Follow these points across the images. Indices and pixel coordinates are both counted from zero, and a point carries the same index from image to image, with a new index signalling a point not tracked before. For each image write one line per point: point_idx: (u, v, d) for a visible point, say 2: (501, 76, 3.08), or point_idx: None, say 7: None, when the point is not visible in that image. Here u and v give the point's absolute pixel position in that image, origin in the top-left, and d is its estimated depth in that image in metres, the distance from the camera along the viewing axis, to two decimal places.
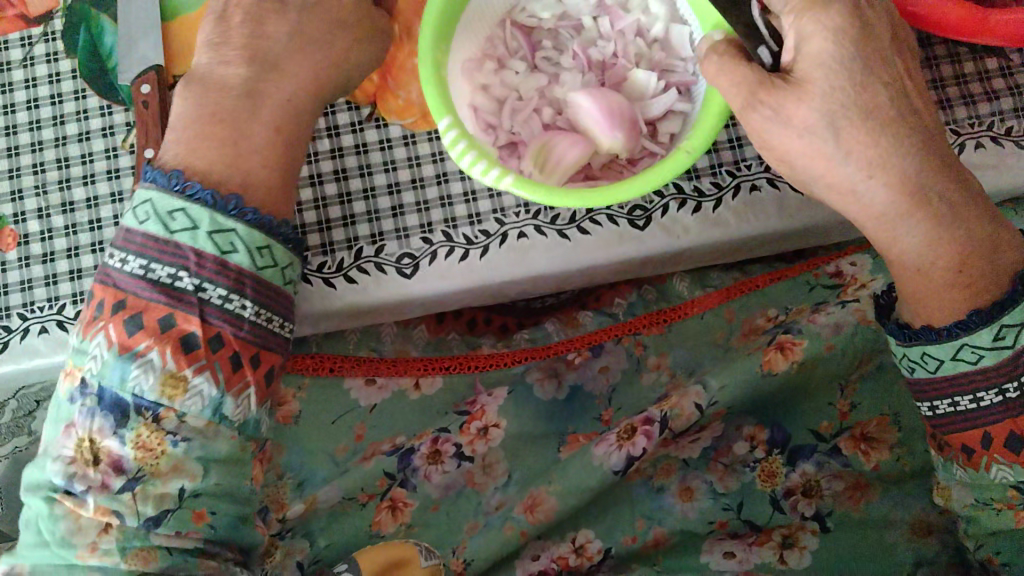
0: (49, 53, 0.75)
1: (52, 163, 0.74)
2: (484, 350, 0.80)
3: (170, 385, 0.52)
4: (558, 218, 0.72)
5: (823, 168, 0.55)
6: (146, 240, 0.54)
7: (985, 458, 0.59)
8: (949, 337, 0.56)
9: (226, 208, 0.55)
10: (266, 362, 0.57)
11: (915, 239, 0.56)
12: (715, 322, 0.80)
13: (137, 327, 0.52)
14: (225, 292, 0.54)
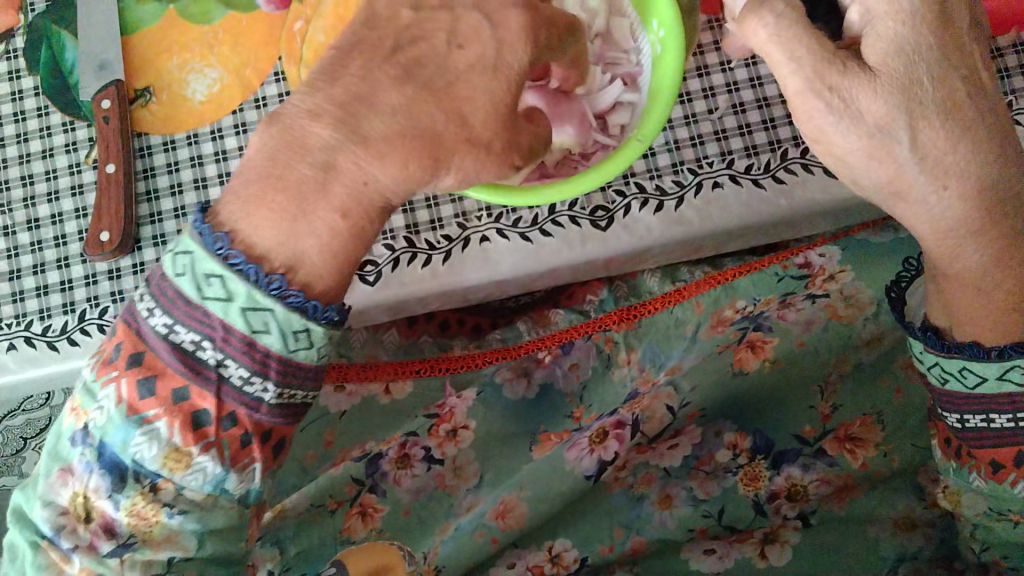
0: (12, 71, 0.75)
1: (17, 181, 0.74)
2: (455, 352, 0.79)
3: (172, 458, 0.50)
4: (520, 221, 0.72)
5: (889, 172, 0.52)
6: (178, 297, 0.49)
7: (1012, 474, 0.62)
8: (1001, 357, 0.56)
9: (268, 287, 0.48)
10: (279, 434, 0.53)
11: (982, 258, 0.55)
12: (685, 316, 0.79)
13: (149, 392, 0.49)
14: (250, 374, 0.49)
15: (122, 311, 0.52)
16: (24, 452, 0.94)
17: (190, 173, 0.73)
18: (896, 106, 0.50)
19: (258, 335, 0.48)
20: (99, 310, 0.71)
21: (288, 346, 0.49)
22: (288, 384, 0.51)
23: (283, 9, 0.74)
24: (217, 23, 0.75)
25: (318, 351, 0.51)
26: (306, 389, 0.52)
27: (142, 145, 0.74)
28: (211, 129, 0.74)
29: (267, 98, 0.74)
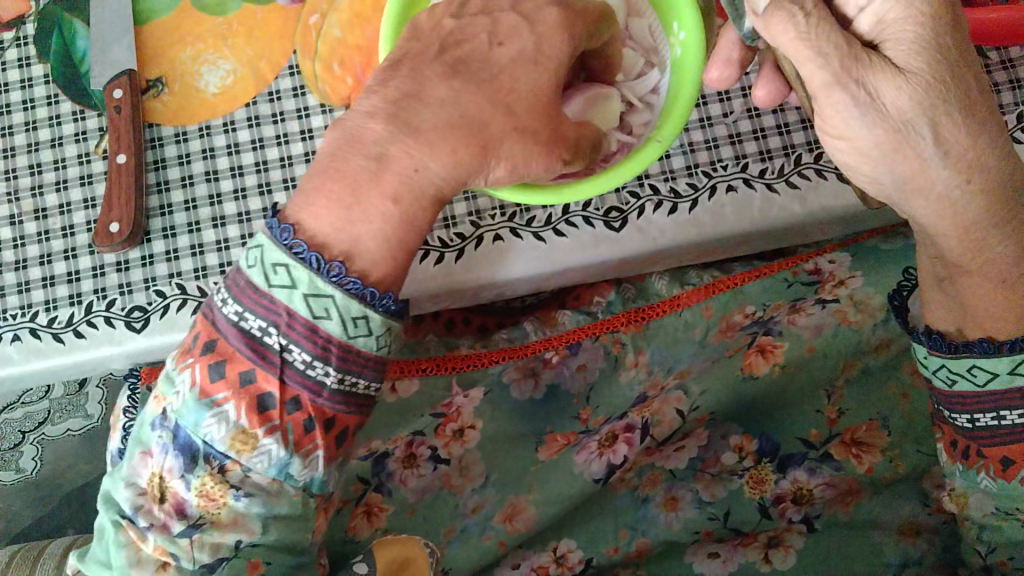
0: (22, 59, 0.75)
1: (25, 169, 0.73)
2: (460, 351, 0.78)
3: (240, 440, 0.54)
4: (533, 221, 0.72)
5: (912, 167, 0.49)
6: (248, 286, 0.53)
7: (1021, 470, 0.61)
8: (1013, 350, 0.58)
9: (329, 274, 0.52)
10: (343, 424, 0.57)
11: (1009, 250, 0.55)
12: (694, 320, 0.78)
13: (219, 375, 0.54)
14: (311, 358, 0.53)
15: (204, 306, 0.57)
16: (22, 446, 0.93)
17: (201, 166, 0.73)
18: (922, 106, 0.47)
19: (320, 321, 0.52)
20: (106, 303, 0.70)
21: (347, 332, 0.53)
22: (349, 370, 0.54)
23: (299, 4, 0.73)
24: (232, 14, 0.74)
25: (376, 339, 0.54)
26: (367, 377, 0.56)
27: (153, 136, 0.73)
28: (224, 121, 0.73)
29: (282, 92, 0.74)
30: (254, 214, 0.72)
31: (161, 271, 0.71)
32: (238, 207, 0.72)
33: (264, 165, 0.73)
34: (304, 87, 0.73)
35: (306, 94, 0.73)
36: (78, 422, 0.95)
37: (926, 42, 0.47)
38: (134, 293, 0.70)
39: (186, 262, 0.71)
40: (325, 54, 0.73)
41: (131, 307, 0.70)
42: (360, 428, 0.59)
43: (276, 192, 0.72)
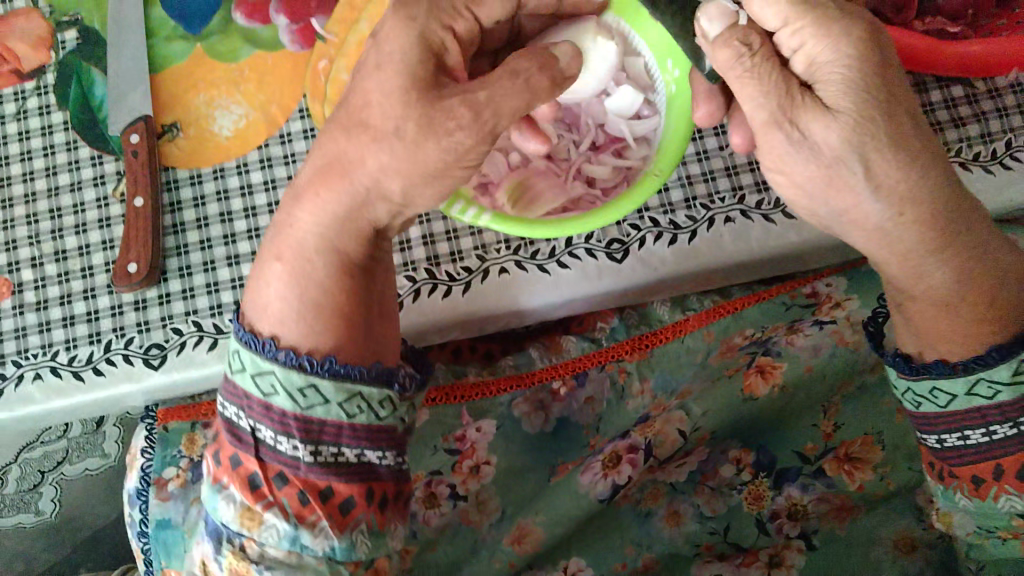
0: (42, 107, 0.78)
1: (45, 214, 0.76)
2: (468, 379, 0.80)
3: (246, 517, 0.56)
4: (537, 254, 0.74)
5: (850, 203, 0.53)
6: (226, 383, 0.58)
7: (994, 489, 0.60)
8: (965, 371, 0.57)
9: (265, 349, 0.56)
10: (343, 495, 0.56)
11: (945, 275, 0.56)
12: (695, 346, 0.80)
13: (219, 463, 0.58)
14: (276, 435, 0.55)
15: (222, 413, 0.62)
16: (42, 488, 0.97)
17: (216, 207, 0.75)
18: (851, 143, 0.50)
19: (273, 397, 0.55)
20: (124, 341, 0.72)
21: (299, 404, 0.55)
22: (314, 440, 0.55)
23: (309, 49, 0.77)
24: (244, 61, 0.77)
25: (336, 406, 0.55)
26: (349, 447, 0.56)
27: (169, 178, 0.75)
28: (237, 163, 0.76)
29: (292, 134, 0.76)
30: None
31: (178, 309, 0.73)
32: (251, 245, 0.74)
33: (277, 205, 0.75)
34: (314, 130, 0.76)
35: (316, 136, 0.76)
36: (95, 462, 0.98)
37: (856, 82, 0.50)
38: (151, 331, 0.73)
39: (202, 300, 0.73)
40: (330, 96, 0.73)
41: (148, 345, 0.72)
42: (377, 500, 0.58)
43: None
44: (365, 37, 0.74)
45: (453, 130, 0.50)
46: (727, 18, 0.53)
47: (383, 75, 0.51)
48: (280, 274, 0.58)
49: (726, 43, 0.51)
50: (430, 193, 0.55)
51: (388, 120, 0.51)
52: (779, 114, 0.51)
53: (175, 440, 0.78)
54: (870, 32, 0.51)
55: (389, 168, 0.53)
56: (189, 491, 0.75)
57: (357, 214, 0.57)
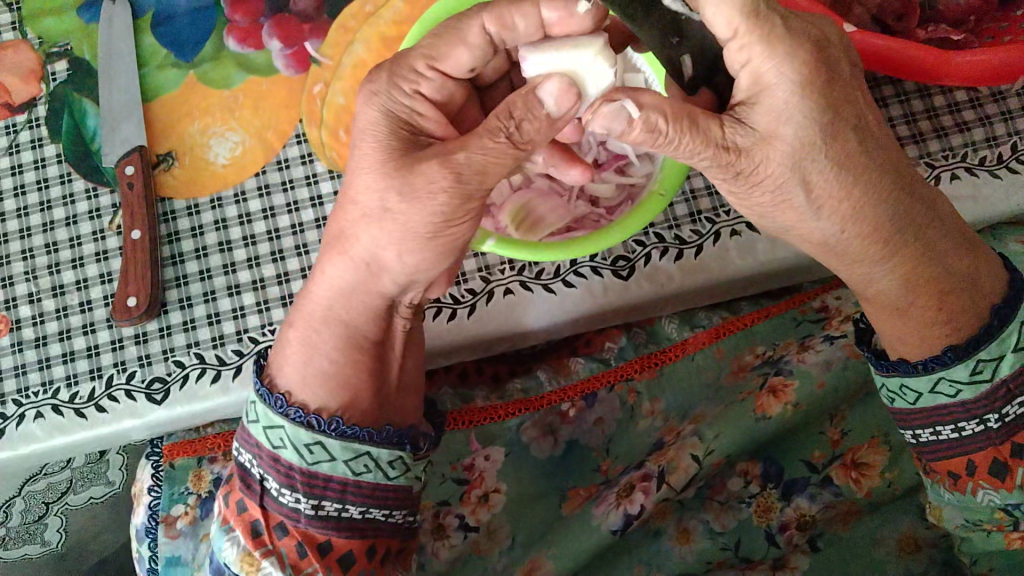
0: (34, 140, 0.76)
1: (41, 248, 0.75)
2: (477, 403, 0.79)
3: (246, 562, 0.60)
4: (542, 273, 0.73)
5: (793, 220, 0.55)
6: (241, 430, 0.62)
7: (970, 483, 0.61)
8: (926, 371, 0.59)
9: (275, 406, 0.60)
10: (341, 549, 0.60)
11: (896, 280, 0.58)
12: (706, 363, 0.80)
13: (229, 504, 0.63)
14: (280, 487, 0.59)
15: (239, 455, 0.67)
16: (48, 518, 0.94)
17: (214, 237, 0.74)
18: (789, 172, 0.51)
19: (280, 450, 0.59)
20: (126, 375, 0.71)
21: (306, 459, 0.58)
22: (315, 495, 0.58)
23: (303, 73, 0.76)
24: (237, 87, 0.76)
25: (342, 464, 0.58)
26: (352, 502, 0.59)
27: (166, 209, 0.74)
28: (234, 191, 0.75)
29: (290, 160, 0.75)
30: (269, 280, 0.73)
31: (179, 342, 0.72)
32: (252, 274, 0.73)
33: (276, 233, 0.74)
34: (311, 155, 0.75)
35: (314, 161, 0.75)
36: (100, 489, 0.96)
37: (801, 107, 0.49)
38: (153, 365, 0.71)
39: (203, 331, 0.72)
40: (331, 121, 0.75)
41: (150, 379, 0.71)
42: (377, 554, 0.61)
43: (289, 259, 0.74)
44: (363, 60, 0.75)
45: (434, 194, 0.50)
46: (623, 108, 0.48)
47: (363, 151, 0.54)
48: (294, 343, 0.62)
49: (630, 123, 0.48)
50: (424, 259, 0.55)
51: (372, 192, 0.52)
52: (720, 161, 0.51)
53: (182, 477, 0.78)
54: (818, 48, 0.49)
55: (380, 239, 0.54)
56: (199, 528, 0.76)
57: (364, 287, 0.58)
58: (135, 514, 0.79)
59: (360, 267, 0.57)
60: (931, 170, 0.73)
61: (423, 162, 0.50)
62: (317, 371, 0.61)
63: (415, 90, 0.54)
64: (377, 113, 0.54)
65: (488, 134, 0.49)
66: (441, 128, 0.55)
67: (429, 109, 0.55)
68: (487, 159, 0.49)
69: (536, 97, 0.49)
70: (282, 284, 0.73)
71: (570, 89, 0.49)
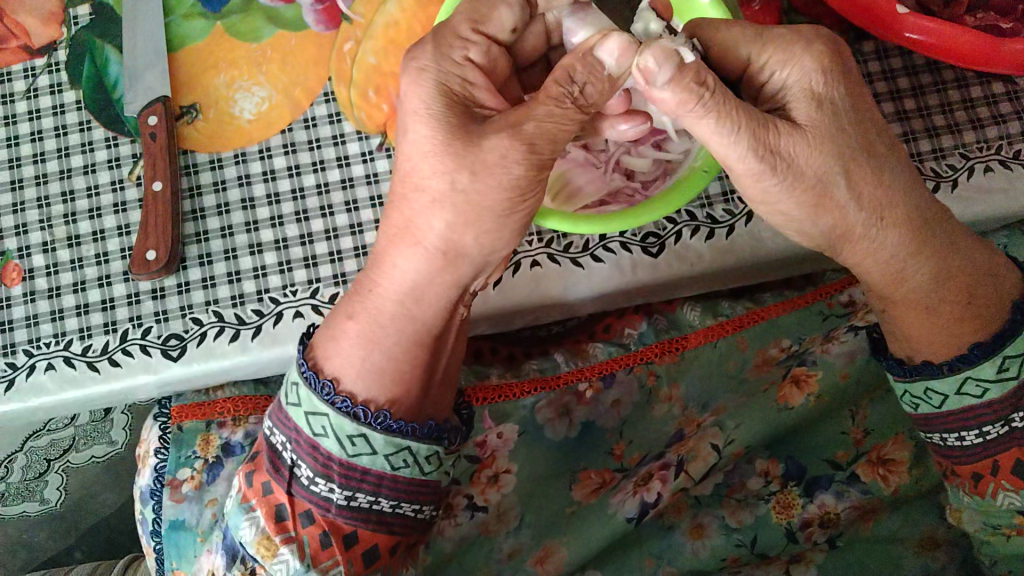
0: (54, 85, 0.74)
1: (57, 197, 0.73)
2: (491, 381, 0.75)
3: (264, 546, 0.59)
4: (571, 247, 0.72)
5: (834, 218, 0.54)
6: (277, 409, 0.60)
7: (992, 485, 0.62)
8: (952, 371, 0.59)
9: (321, 391, 0.58)
10: (366, 543, 0.59)
11: (923, 277, 0.58)
12: (730, 352, 0.76)
13: (251, 481, 0.61)
14: (314, 475, 0.58)
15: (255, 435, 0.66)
16: (48, 477, 0.95)
17: (236, 194, 0.72)
18: (831, 154, 0.51)
19: (322, 438, 0.57)
20: (142, 330, 0.70)
21: (346, 450, 0.57)
22: (352, 488, 0.58)
23: (333, 30, 0.74)
24: (266, 41, 0.74)
25: (382, 458, 0.57)
26: (388, 497, 0.58)
27: (188, 162, 0.73)
28: (259, 148, 0.73)
29: (317, 119, 0.74)
30: (291, 241, 0.72)
31: (198, 299, 0.70)
32: (274, 234, 0.72)
33: (301, 193, 0.73)
34: (340, 114, 0.74)
35: (342, 121, 0.74)
36: (102, 449, 0.96)
37: (824, 98, 0.51)
38: (170, 321, 0.70)
39: (223, 289, 0.71)
40: (360, 81, 0.73)
41: (167, 335, 0.70)
42: (399, 547, 0.62)
43: (313, 220, 0.72)
44: (396, 20, 0.73)
45: (507, 165, 0.49)
46: (677, 53, 0.48)
47: (411, 128, 0.52)
48: (352, 336, 0.59)
49: (682, 71, 0.48)
50: (499, 237, 0.54)
51: (440, 175, 0.51)
52: (759, 147, 0.50)
53: (190, 441, 0.75)
54: (833, 41, 0.52)
55: (454, 225, 0.53)
56: (204, 493, 0.73)
57: (438, 276, 0.56)
58: (140, 474, 0.76)
59: (435, 257, 0.55)
60: (965, 162, 0.73)
61: (489, 133, 0.49)
62: (372, 366, 0.58)
63: (465, 56, 0.53)
64: (432, 86, 0.52)
65: (551, 101, 0.49)
66: (492, 97, 0.53)
67: (480, 78, 0.53)
68: (553, 125, 0.49)
69: (595, 59, 0.49)
70: (305, 245, 0.72)
71: (630, 48, 0.49)
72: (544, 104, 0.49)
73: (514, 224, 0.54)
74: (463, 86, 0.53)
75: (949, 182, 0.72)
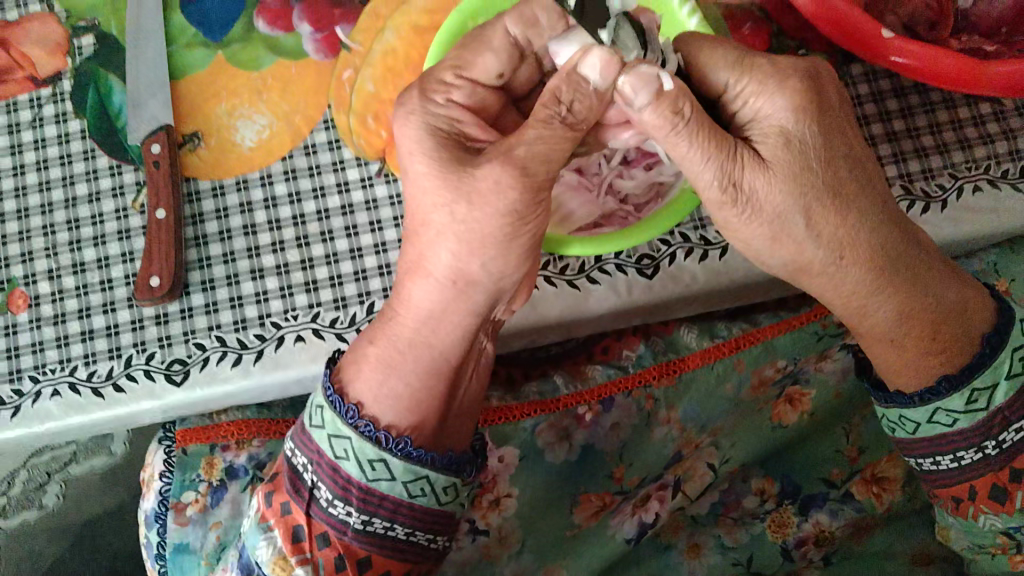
0: (59, 115, 0.76)
1: (62, 225, 0.74)
2: (492, 403, 0.74)
3: (280, 566, 0.60)
4: (567, 269, 0.73)
5: (792, 251, 0.56)
6: (299, 431, 0.61)
7: (973, 508, 0.63)
8: (922, 401, 0.60)
9: (346, 415, 0.59)
10: (379, 567, 0.61)
11: (889, 314, 0.59)
12: (727, 373, 0.75)
13: (270, 500, 0.62)
14: (333, 498, 0.59)
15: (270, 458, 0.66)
16: (48, 485, 1.00)
17: (238, 220, 0.74)
18: (794, 195, 0.53)
19: (343, 462, 0.58)
20: (146, 355, 0.71)
21: (366, 475, 0.58)
22: (369, 513, 0.59)
23: (333, 58, 0.75)
24: (266, 70, 0.75)
25: (401, 484, 0.58)
26: (402, 524, 0.59)
27: (190, 190, 0.74)
28: (260, 175, 0.75)
29: (317, 145, 0.75)
30: (293, 266, 0.73)
31: (200, 324, 0.71)
32: (276, 259, 0.73)
33: (301, 219, 0.74)
34: (339, 141, 0.75)
35: (341, 148, 0.75)
36: (100, 459, 1.01)
37: (793, 139, 0.53)
38: (173, 346, 0.71)
39: (225, 314, 0.72)
40: (359, 107, 0.75)
41: (170, 360, 0.71)
42: (412, 573, 0.63)
43: (314, 245, 0.74)
44: (393, 48, 0.74)
45: (501, 192, 0.51)
46: (659, 77, 0.51)
47: (409, 168, 0.55)
48: (373, 359, 0.60)
49: (659, 95, 0.51)
50: (509, 266, 0.56)
51: (439, 207, 0.53)
52: (728, 198, 0.54)
53: (194, 464, 0.75)
54: (812, 79, 0.53)
55: (458, 253, 0.55)
56: (209, 517, 0.74)
57: (456, 304, 0.58)
58: (146, 498, 0.76)
59: (446, 286, 0.57)
60: (954, 182, 0.74)
61: (483, 162, 0.52)
62: (389, 393, 0.60)
63: (448, 98, 0.55)
64: (416, 127, 0.54)
65: (540, 123, 0.51)
66: (482, 132, 0.56)
67: (465, 114, 0.55)
68: (544, 147, 0.51)
69: (579, 76, 0.51)
70: (306, 270, 0.73)
71: (613, 61, 0.51)
72: (534, 129, 0.51)
73: (519, 248, 0.55)
74: (447, 122, 0.55)
75: (938, 202, 0.74)
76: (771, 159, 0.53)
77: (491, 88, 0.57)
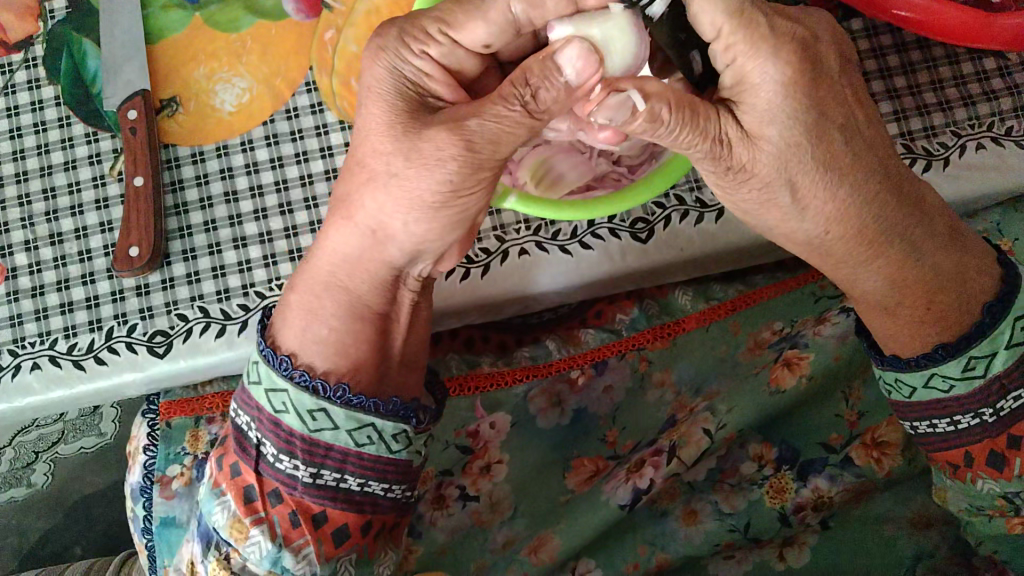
0: (32, 81, 0.73)
1: (38, 194, 0.72)
2: (483, 369, 0.74)
3: (236, 528, 0.58)
4: (559, 234, 0.71)
5: (778, 218, 0.56)
6: (242, 390, 0.60)
7: (970, 473, 0.62)
8: (918, 367, 0.58)
9: (280, 367, 0.57)
10: (335, 523, 0.58)
11: (879, 282, 0.58)
12: (723, 336, 0.77)
13: (222, 466, 0.60)
14: (278, 452, 0.57)
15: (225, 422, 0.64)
16: (35, 464, 0.98)
17: (220, 187, 0.72)
18: (778, 167, 0.52)
19: (284, 415, 0.57)
20: (127, 328, 0.69)
21: (308, 426, 0.56)
22: (317, 464, 0.57)
23: (314, 18, 0.72)
24: (245, 31, 0.73)
25: (345, 433, 0.56)
26: (354, 474, 0.57)
27: (169, 156, 0.72)
28: (241, 140, 0.72)
29: (299, 109, 0.73)
30: (276, 234, 0.71)
31: (183, 295, 0.70)
32: (258, 227, 0.71)
33: (284, 185, 0.72)
34: (322, 104, 0.73)
35: (324, 111, 0.73)
36: (91, 440, 0.99)
37: (773, 111, 0.50)
38: (155, 318, 0.69)
39: (208, 284, 0.70)
40: (342, 69, 0.73)
41: (152, 332, 0.69)
42: (376, 528, 0.60)
43: (297, 212, 0.71)
44: (377, 7, 0.72)
45: (443, 161, 0.49)
46: (627, 97, 0.48)
47: (370, 112, 0.53)
48: (294, 307, 0.60)
49: (634, 114, 0.48)
50: (434, 229, 0.54)
51: (379, 156, 0.52)
52: (713, 154, 0.52)
53: (179, 437, 0.74)
54: (806, 49, 0.49)
55: (386, 205, 0.54)
56: (195, 489, 0.72)
57: (371, 255, 0.57)
58: (131, 471, 0.75)
59: (367, 235, 0.56)
60: (956, 139, 0.72)
61: (432, 126, 0.50)
62: (314, 337, 0.59)
63: (423, 50, 0.52)
64: (385, 71, 0.53)
65: (501, 101, 0.48)
66: (449, 90, 0.53)
67: (437, 70, 0.53)
68: (500, 127, 0.48)
69: (555, 64, 0.48)
70: (290, 238, 0.71)
71: (591, 57, 0.48)
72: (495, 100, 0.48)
73: (447, 218, 0.53)
74: (417, 75, 0.53)
75: (940, 160, 0.72)
76: (754, 133, 0.51)
77: (475, 54, 0.53)
